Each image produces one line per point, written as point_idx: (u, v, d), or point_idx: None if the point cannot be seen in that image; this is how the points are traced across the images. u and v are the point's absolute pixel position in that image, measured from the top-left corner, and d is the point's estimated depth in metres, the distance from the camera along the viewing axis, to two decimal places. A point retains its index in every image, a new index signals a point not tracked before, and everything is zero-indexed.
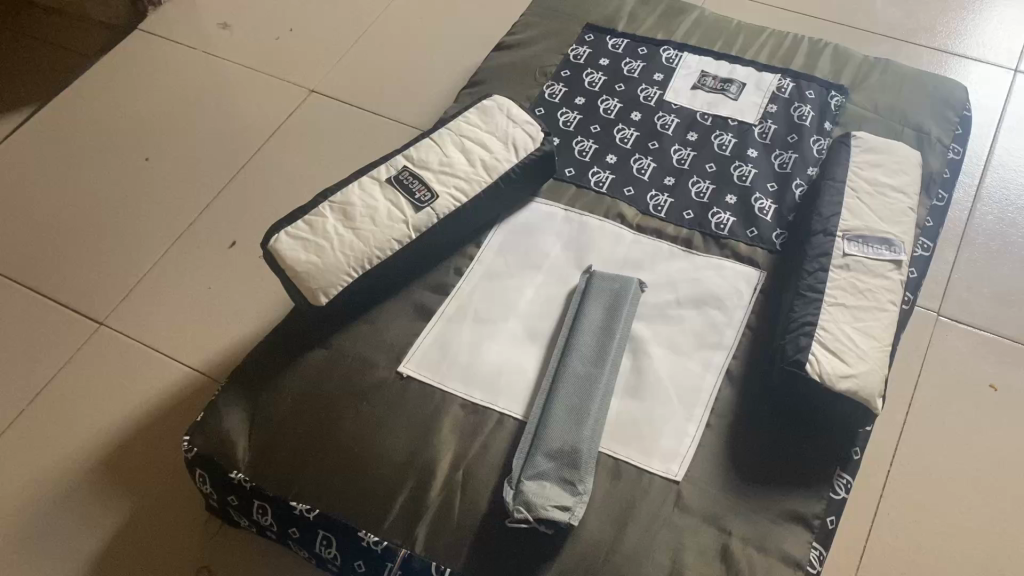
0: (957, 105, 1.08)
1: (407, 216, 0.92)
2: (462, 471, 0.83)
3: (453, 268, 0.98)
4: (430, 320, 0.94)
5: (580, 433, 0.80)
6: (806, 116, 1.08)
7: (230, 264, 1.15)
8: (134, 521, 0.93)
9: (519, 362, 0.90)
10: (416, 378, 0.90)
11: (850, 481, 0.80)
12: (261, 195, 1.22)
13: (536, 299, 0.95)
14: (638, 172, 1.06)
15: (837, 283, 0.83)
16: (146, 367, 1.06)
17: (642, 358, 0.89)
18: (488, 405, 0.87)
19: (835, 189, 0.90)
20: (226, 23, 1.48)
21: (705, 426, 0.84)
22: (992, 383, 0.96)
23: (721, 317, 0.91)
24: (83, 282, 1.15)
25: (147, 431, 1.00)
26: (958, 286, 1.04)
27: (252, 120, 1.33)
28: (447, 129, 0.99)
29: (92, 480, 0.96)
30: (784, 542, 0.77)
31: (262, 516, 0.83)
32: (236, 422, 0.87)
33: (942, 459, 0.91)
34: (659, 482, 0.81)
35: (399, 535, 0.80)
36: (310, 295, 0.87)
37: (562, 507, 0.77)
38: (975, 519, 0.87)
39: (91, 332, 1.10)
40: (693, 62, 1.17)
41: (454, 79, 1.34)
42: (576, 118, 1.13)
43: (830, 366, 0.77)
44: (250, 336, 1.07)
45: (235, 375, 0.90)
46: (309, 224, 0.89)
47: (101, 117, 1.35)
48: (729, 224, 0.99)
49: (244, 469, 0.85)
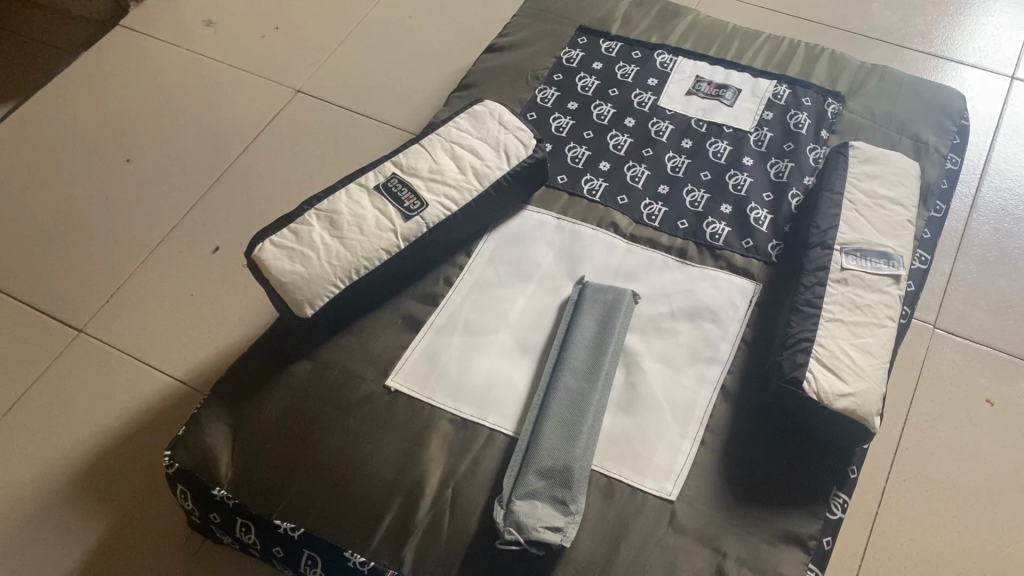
0: (954, 114, 1.07)
1: (396, 225, 0.89)
2: (451, 488, 0.81)
3: (443, 278, 0.96)
4: (419, 332, 0.92)
5: (572, 450, 0.78)
6: (803, 123, 1.06)
7: (214, 271, 1.12)
8: (112, 536, 0.91)
9: (510, 375, 0.88)
10: (405, 393, 0.87)
11: (846, 501, 0.79)
12: (247, 198, 1.20)
13: (528, 310, 0.93)
14: (631, 180, 1.04)
15: (835, 298, 0.81)
16: (127, 376, 1.03)
17: (635, 372, 0.87)
18: (478, 420, 0.85)
19: (833, 201, 0.89)
20: (210, 20, 1.44)
21: (699, 443, 0.83)
22: (988, 398, 0.95)
23: (717, 330, 0.90)
24: (61, 287, 1.12)
25: (126, 444, 0.97)
26: (955, 298, 1.02)
27: (237, 121, 1.29)
28: (437, 134, 0.97)
29: (69, 493, 0.94)
30: (780, 563, 0.75)
31: (245, 534, 0.81)
32: (219, 437, 0.85)
33: (939, 476, 0.90)
34: (654, 501, 0.79)
35: (386, 556, 0.78)
36: (295, 307, 0.84)
37: (554, 527, 0.75)
38: (973, 536, 0.86)
39: (69, 339, 1.07)
40: (688, 67, 1.15)
41: (444, 81, 1.31)
42: (569, 124, 1.11)
43: (828, 384, 0.75)
44: (234, 345, 1.05)
45: (218, 388, 0.88)
46: (294, 233, 0.86)
47: (80, 116, 1.31)
48: (724, 234, 0.97)
49: (227, 486, 0.82)
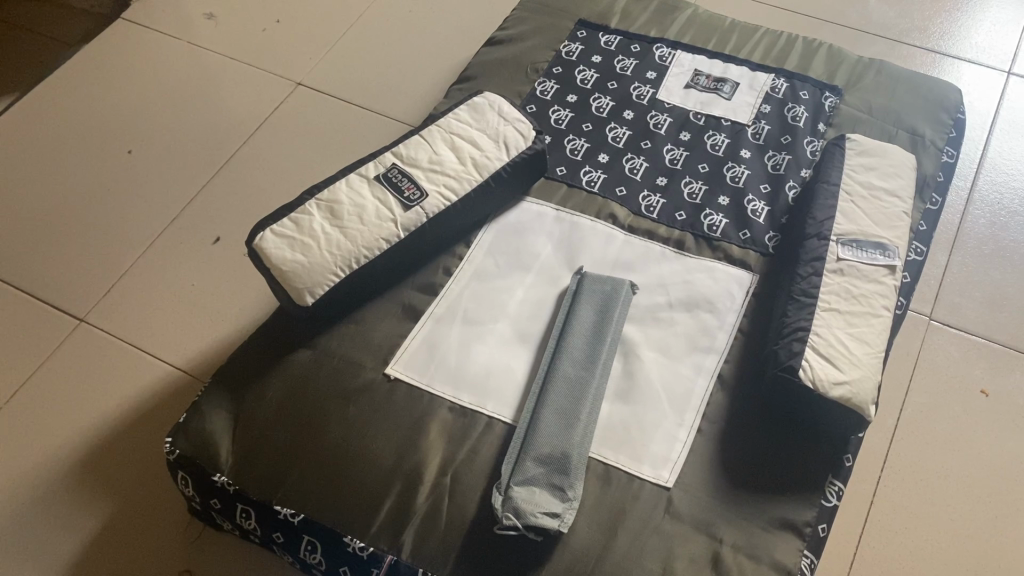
0: (951, 107, 1.07)
1: (396, 215, 0.90)
2: (450, 475, 0.82)
3: (442, 269, 0.97)
4: (418, 321, 0.93)
5: (570, 437, 0.79)
6: (800, 116, 1.07)
7: (215, 261, 1.13)
8: (114, 525, 0.91)
9: (509, 364, 0.89)
10: (404, 381, 0.88)
11: (842, 489, 0.80)
12: (248, 189, 1.20)
13: (526, 301, 0.94)
14: (630, 172, 1.05)
15: (831, 288, 0.82)
16: (129, 365, 1.04)
17: (633, 361, 0.88)
18: (477, 408, 0.86)
19: (829, 192, 0.90)
20: (211, 13, 1.45)
21: (695, 432, 0.83)
22: (983, 388, 0.96)
23: (714, 320, 0.90)
24: (63, 277, 1.12)
25: (128, 432, 0.98)
26: (950, 291, 1.03)
27: (238, 114, 1.30)
28: (437, 126, 0.97)
29: (71, 480, 0.94)
30: (775, 549, 0.76)
31: (245, 520, 0.82)
32: (219, 424, 0.85)
33: (933, 466, 0.91)
34: (650, 488, 0.80)
35: (386, 542, 0.78)
36: (295, 295, 0.85)
37: (552, 514, 0.75)
38: (967, 525, 0.87)
39: (71, 329, 1.08)
40: (686, 61, 1.16)
41: (444, 74, 1.32)
42: (568, 116, 1.11)
43: (823, 372, 0.76)
44: (235, 334, 1.05)
45: (218, 377, 0.89)
46: (295, 222, 0.87)
47: (81, 108, 1.31)
48: (722, 225, 0.98)
49: (227, 473, 0.83)
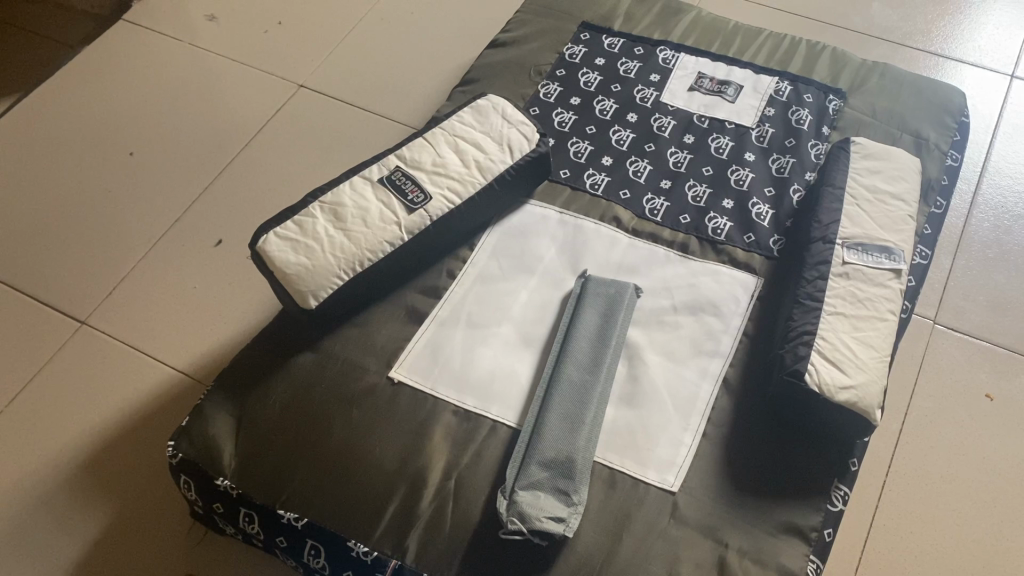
0: (954, 111, 1.07)
1: (399, 218, 0.89)
2: (455, 479, 0.81)
3: (446, 272, 0.96)
4: (422, 325, 0.92)
5: (575, 442, 0.78)
6: (804, 119, 1.07)
7: (217, 264, 1.12)
8: (116, 528, 0.91)
9: (513, 368, 0.88)
10: (408, 384, 0.88)
11: (847, 493, 0.80)
12: (250, 191, 1.20)
13: (530, 304, 0.94)
14: (634, 175, 1.05)
15: (836, 292, 0.82)
16: (131, 368, 1.03)
17: (638, 365, 0.87)
18: (481, 412, 0.86)
19: (835, 196, 0.90)
20: (213, 15, 1.45)
21: (700, 436, 0.83)
22: (988, 392, 0.95)
23: (718, 324, 0.90)
24: (65, 280, 1.12)
25: (130, 436, 0.97)
26: (954, 294, 1.03)
27: (240, 115, 1.30)
28: (440, 128, 0.97)
29: (73, 484, 0.94)
30: (782, 554, 0.76)
31: (248, 524, 0.81)
32: (222, 427, 0.85)
33: (938, 471, 0.90)
34: (655, 493, 0.80)
35: (390, 546, 0.78)
36: (299, 298, 0.85)
37: (557, 518, 0.75)
38: (972, 529, 0.86)
39: (72, 331, 1.07)
40: (690, 64, 1.16)
41: (446, 77, 1.31)
42: (571, 119, 1.11)
43: (829, 376, 0.76)
44: (237, 337, 1.05)
45: (221, 380, 0.88)
46: (298, 225, 0.86)
47: (83, 110, 1.31)
48: (726, 229, 0.98)
49: (230, 477, 0.82)
